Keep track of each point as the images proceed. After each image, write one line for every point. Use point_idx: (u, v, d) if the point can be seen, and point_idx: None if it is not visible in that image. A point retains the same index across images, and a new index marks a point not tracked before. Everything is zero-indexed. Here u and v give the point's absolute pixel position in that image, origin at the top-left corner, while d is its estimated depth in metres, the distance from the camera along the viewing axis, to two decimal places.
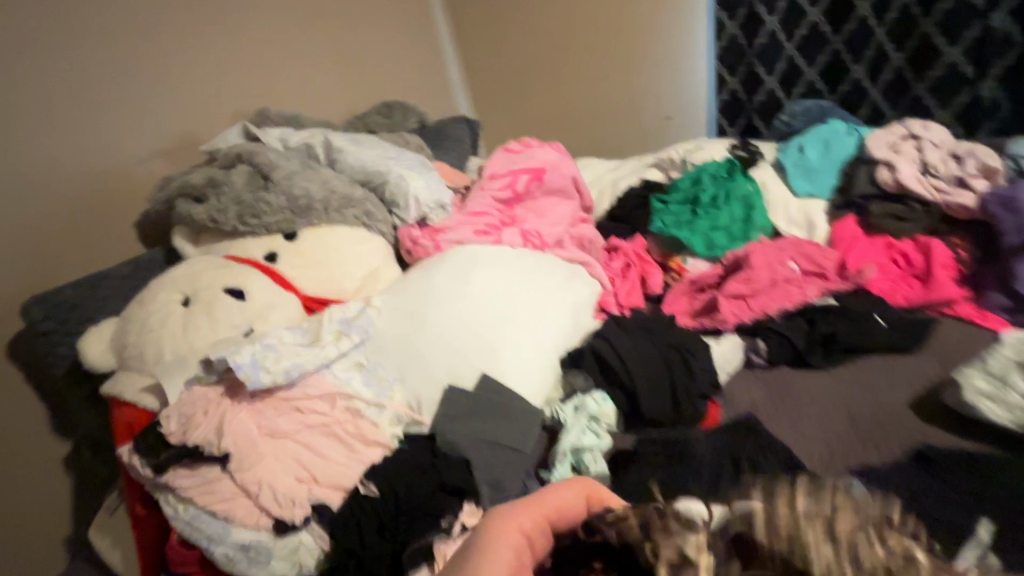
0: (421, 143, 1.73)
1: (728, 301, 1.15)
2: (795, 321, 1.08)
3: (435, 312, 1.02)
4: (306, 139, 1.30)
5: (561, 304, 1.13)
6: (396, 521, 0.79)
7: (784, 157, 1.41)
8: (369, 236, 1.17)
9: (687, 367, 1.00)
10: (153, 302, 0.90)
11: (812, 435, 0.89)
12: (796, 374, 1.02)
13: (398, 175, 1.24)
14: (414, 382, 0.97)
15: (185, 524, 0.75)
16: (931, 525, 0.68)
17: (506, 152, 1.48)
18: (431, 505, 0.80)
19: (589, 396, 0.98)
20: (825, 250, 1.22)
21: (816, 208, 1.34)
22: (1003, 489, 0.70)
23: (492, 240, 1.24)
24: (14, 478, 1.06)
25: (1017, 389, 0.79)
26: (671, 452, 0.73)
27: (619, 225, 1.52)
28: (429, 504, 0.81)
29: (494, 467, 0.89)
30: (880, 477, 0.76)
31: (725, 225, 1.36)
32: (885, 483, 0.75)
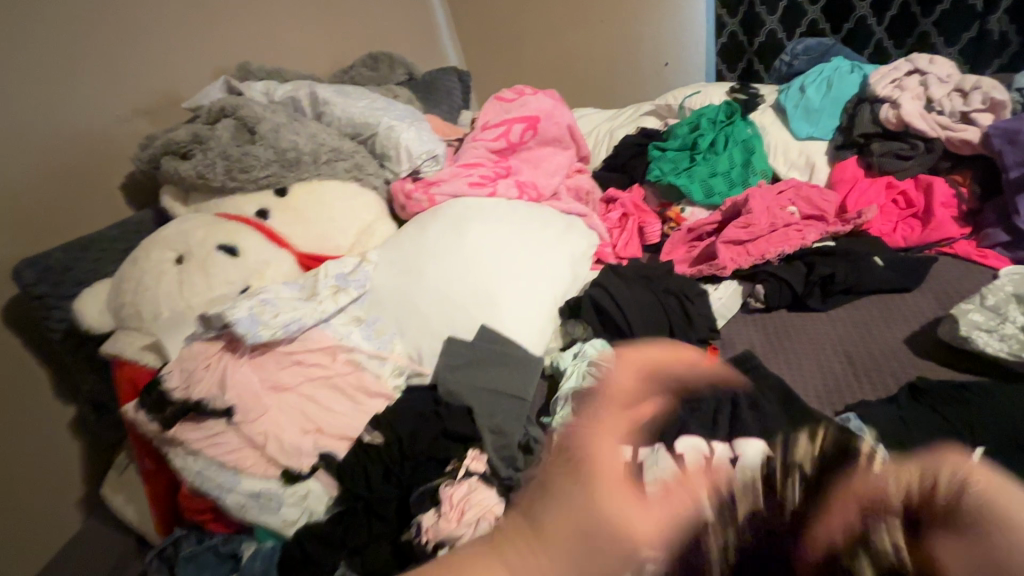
0: (410, 95, 1.68)
1: (727, 247, 1.14)
2: (794, 265, 1.08)
3: (432, 265, 1.02)
4: (291, 92, 1.25)
5: (558, 255, 1.12)
6: (401, 467, 0.81)
7: (785, 99, 1.37)
8: (361, 190, 1.15)
9: (683, 312, 1.01)
10: (145, 261, 0.89)
11: (807, 374, 0.91)
12: (793, 317, 1.04)
13: (388, 126, 1.21)
14: (413, 335, 0.98)
15: (195, 474, 0.76)
16: None
17: (498, 101, 1.43)
18: (434, 450, 0.83)
19: (588, 344, 1.00)
20: (824, 193, 1.20)
21: (817, 150, 1.31)
22: (996, 414, 0.70)
23: (488, 192, 1.21)
24: (25, 442, 1.06)
25: (1013, 322, 0.81)
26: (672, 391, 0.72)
27: (615, 175, 1.48)
28: (433, 449, 0.83)
29: (496, 414, 0.90)
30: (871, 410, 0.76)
31: (724, 170, 1.34)
32: (881, 412, 0.75)
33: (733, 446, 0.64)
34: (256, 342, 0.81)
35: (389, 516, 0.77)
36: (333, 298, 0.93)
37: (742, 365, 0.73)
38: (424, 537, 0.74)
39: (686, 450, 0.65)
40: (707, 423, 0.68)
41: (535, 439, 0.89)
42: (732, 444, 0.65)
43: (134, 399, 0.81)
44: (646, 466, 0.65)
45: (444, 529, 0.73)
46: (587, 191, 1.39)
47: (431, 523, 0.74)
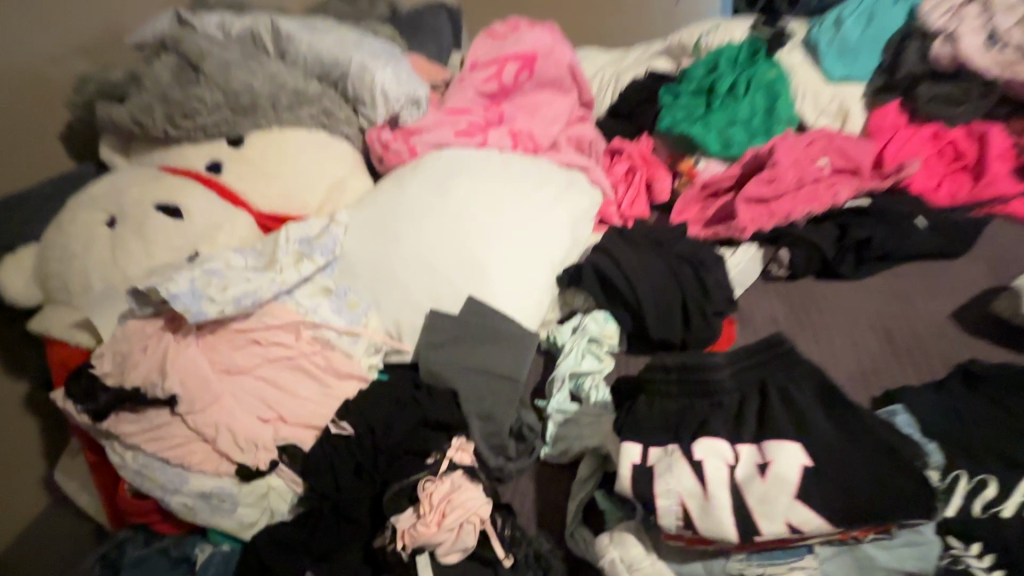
0: (393, 34, 1.49)
1: (747, 206, 1.00)
2: (823, 228, 0.95)
3: (411, 228, 0.89)
4: (249, 24, 1.07)
5: (556, 216, 0.98)
6: (375, 462, 0.72)
7: (818, 34, 1.20)
8: (331, 140, 1.00)
9: (698, 282, 0.89)
10: (71, 224, 0.76)
11: (839, 353, 0.80)
12: (821, 286, 0.92)
13: (361, 65, 1.04)
14: (391, 307, 0.86)
15: (135, 473, 0.66)
16: (984, 452, 0.59)
17: (489, 37, 1.26)
18: (414, 443, 0.73)
19: (590, 317, 0.88)
20: (860, 142, 1.06)
21: (851, 95, 1.15)
22: None
23: (477, 142, 1.07)
24: None
25: None
26: (688, 381, 0.61)
27: (621, 124, 1.33)
28: (411, 441, 0.73)
29: (484, 398, 0.80)
30: (916, 402, 0.64)
31: (744, 118, 1.19)
32: (932, 402, 0.64)
33: (762, 449, 0.54)
34: (201, 320, 0.69)
35: (363, 517, 0.68)
36: (295, 267, 0.81)
37: (770, 350, 0.62)
38: (397, 541, 0.65)
39: (707, 455, 0.54)
40: (730, 419, 0.57)
41: (528, 425, 0.78)
42: (761, 445, 0.54)
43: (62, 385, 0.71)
44: (658, 474, 0.54)
45: (422, 534, 0.63)
46: (589, 141, 1.23)
47: (408, 525, 0.65)
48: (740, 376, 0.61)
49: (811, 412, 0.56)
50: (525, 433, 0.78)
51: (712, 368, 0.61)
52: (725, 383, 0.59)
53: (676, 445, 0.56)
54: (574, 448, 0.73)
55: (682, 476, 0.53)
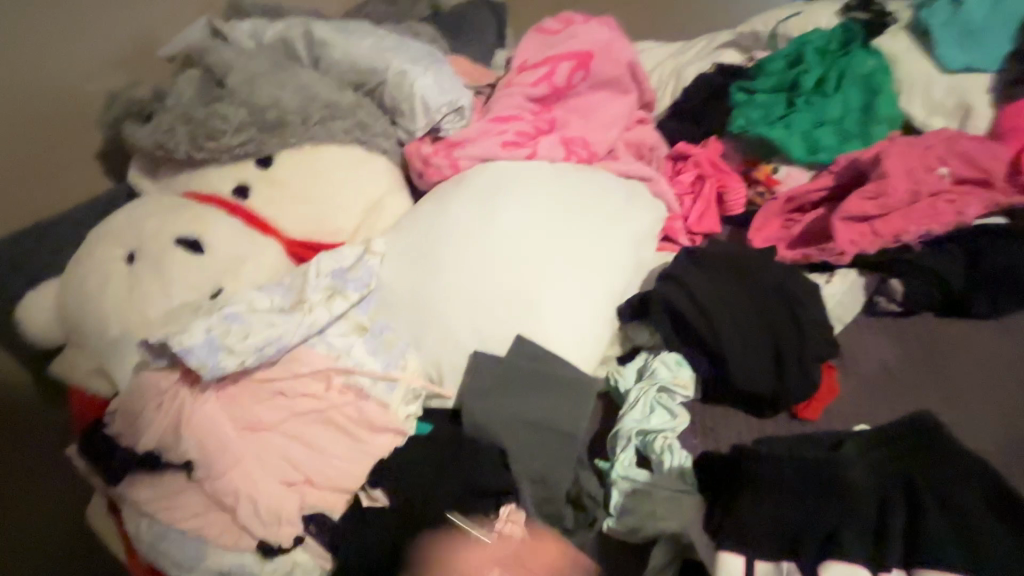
0: (434, 33, 1.40)
1: (846, 225, 0.84)
2: (949, 253, 0.78)
3: (455, 256, 0.78)
4: (282, 32, 1.00)
5: (617, 239, 0.86)
6: (412, 536, 0.62)
7: (931, 14, 1.01)
8: (368, 156, 0.91)
9: (793, 319, 0.74)
10: (91, 261, 0.70)
11: (975, 419, 0.66)
12: (944, 325, 0.76)
13: (399, 71, 0.95)
14: (431, 347, 0.76)
15: (149, 545, 0.61)
16: None
17: (539, 33, 1.13)
18: (456, 515, 0.63)
19: (658, 359, 0.76)
20: (992, 146, 0.87)
21: (975, 88, 0.96)
22: None
23: (526, 154, 0.95)
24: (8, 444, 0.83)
25: None
26: (817, 475, 0.48)
27: (686, 125, 1.17)
28: (454, 513, 0.63)
29: (534, 459, 0.69)
30: None
31: (834, 118, 1.02)
32: None
33: None
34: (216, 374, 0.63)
35: None
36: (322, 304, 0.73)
37: (907, 438, 0.50)
38: None
39: None
40: (870, 533, 0.45)
41: (587, 492, 0.68)
42: (914, 574, 0.43)
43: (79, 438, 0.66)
44: None
45: None
46: (650, 146, 1.10)
47: None
48: (882, 476, 0.48)
49: (981, 523, 0.44)
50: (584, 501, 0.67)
51: (844, 463, 0.49)
52: (864, 484, 0.47)
53: (794, 564, 0.45)
54: (646, 527, 0.61)
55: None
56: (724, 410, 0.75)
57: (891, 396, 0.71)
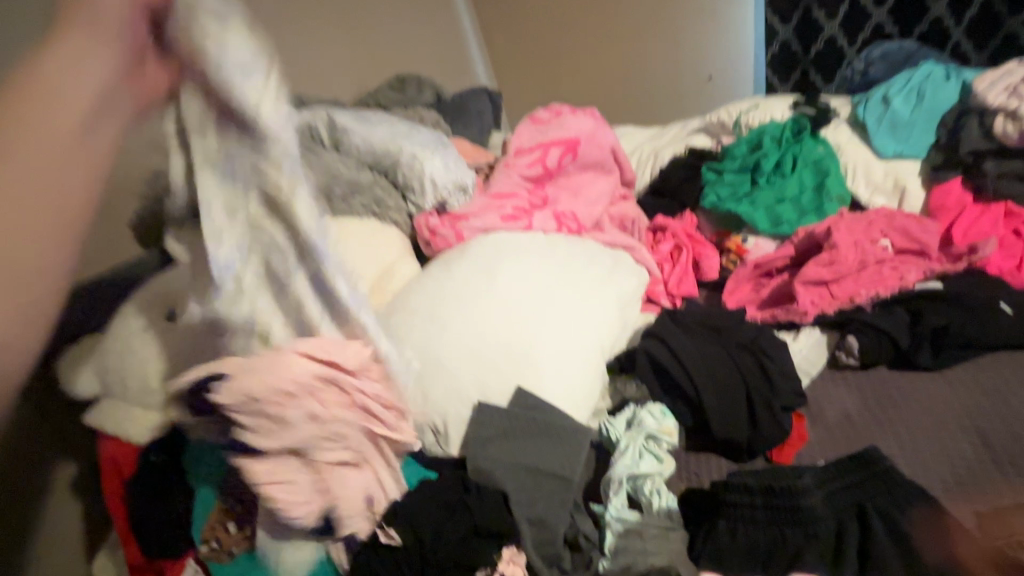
0: (438, 118, 1.58)
1: (805, 289, 0.96)
2: (894, 313, 0.89)
3: (459, 316, 0.87)
4: (308, 120, 1.14)
5: (605, 301, 0.96)
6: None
7: (865, 111, 1.19)
8: (382, 228, 1.03)
9: (763, 372, 0.83)
10: (136, 320, 0.78)
11: (929, 461, 0.73)
12: (896, 378, 0.85)
13: (411, 155, 1.09)
14: (439, 398, 0.83)
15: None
16: None
17: (533, 122, 1.30)
18: (461, 556, 0.68)
19: (645, 410, 0.83)
20: (925, 221, 1.01)
21: (907, 172, 1.12)
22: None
23: (522, 226, 1.07)
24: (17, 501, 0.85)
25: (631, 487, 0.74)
26: (774, 501, 0.56)
27: (663, 201, 1.32)
28: (460, 555, 0.68)
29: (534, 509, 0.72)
30: None
31: (792, 196, 1.17)
32: None
33: None
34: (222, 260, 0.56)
35: None
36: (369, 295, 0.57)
37: (849, 473, 0.58)
38: None
39: None
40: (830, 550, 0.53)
41: (584, 533, 0.74)
42: None
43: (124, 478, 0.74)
44: None
45: None
46: (633, 220, 1.23)
47: None
48: (834, 504, 0.57)
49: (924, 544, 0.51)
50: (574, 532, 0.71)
51: (803, 492, 0.56)
52: (821, 509, 0.55)
53: None
54: (638, 565, 0.67)
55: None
56: (707, 457, 0.82)
57: (853, 443, 0.79)
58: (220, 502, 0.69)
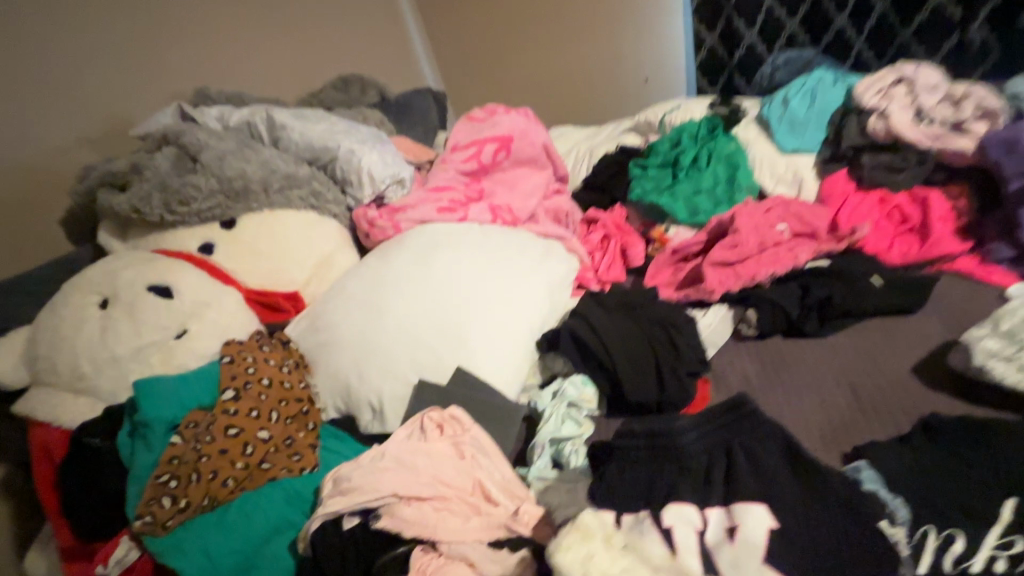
0: (381, 117, 1.63)
1: (714, 269, 1.06)
2: (788, 288, 1.00)
3: (395, 300, 0.94)
4: (245, 116, 1.16)
5: (533, 285, 1.03)
6: (371, 543, 0.71)
7: (769, 110, 1.32)
8: (321, 219, 1.07)
9: (670, 343, 0.92)
10: (64, 307, 0.79)
11: (809, 409, 0.83)
12: (789, 345, 0.96)
13: (348, 149, 1.13)
14: (373, 378, 0.88)
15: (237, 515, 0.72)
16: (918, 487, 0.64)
17: (469, 121, 1.36)
18: (414, 520, 0.70)
19: (569, 381, 0.91)
20: (815, 208, 1.13)
21: (804, 164, 1.25)
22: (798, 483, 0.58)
23: (458, 217, 1.14)
24: None
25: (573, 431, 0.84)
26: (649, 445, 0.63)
27: (596, 194, 1.42)
28: (404, 520, 0.71)
29: (478, 469, 0.79)
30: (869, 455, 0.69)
31: (707, 188, 1.28)
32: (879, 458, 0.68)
33: (731, 514, 0.55)
34: None
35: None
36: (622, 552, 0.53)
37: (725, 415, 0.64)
38: None
39: (676, 522, 0.55)
40: (700, 482, 0.60)
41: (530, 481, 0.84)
42: (729, 508, 0.56)
43: (62, 459, 0.75)
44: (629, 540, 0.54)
45: None
46: (566, 211, 1.31)
47: None
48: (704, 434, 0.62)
49: (774, 469, 0.60)
50: (516, 493, 0.77)
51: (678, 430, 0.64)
52: (692, 446, 0.63)
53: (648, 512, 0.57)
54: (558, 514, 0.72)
55: (653, 545, 0.54)
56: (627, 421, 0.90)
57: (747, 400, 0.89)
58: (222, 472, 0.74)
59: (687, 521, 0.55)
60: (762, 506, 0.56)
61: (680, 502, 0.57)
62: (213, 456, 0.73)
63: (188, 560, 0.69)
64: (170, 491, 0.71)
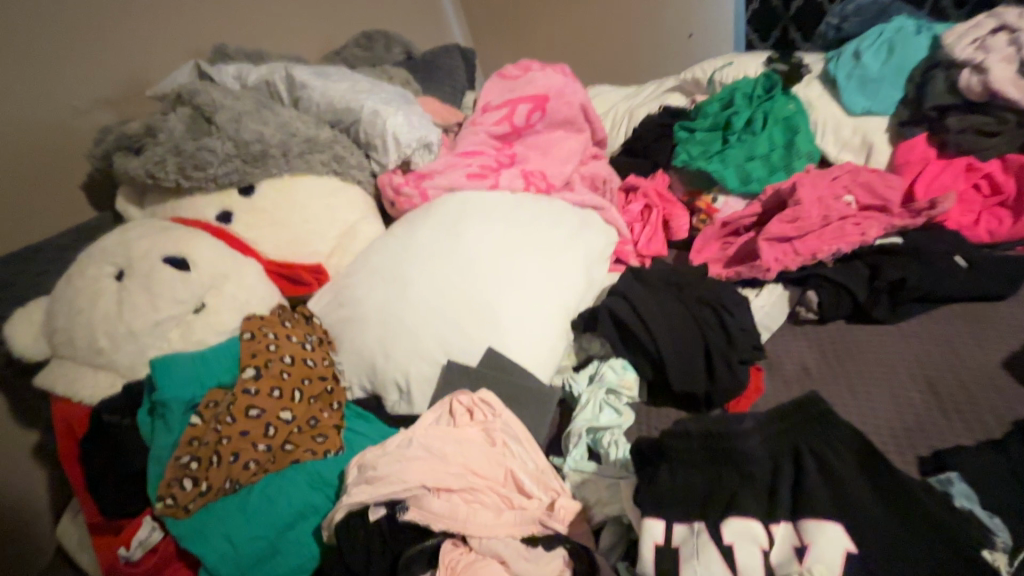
0: (407, 77, 1.53)
1: (770, 245, 0.95)
2: (854, 268, 0.90)
3: (421, 275, 0.87)
4: (263, 75, 1.09)
5: (570, 260, 0.96)
6: (398, 534, 0.67)
7: (837, 67, 1.18)
8: (343, 186, 1.01)
9: (722, 326, 0.84)
10: (79, 278, 0.76)
11: (879, 403, 0.74)
12: (854, 331, 0.87)
13: (372, 110, 1.05)
14: (400, 357, 0.83)
15: (264, 502, 0.70)
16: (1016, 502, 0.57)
17: (501, 79, 1.26)
18: (444, 513, 0.66)
19: (607, 365, 0.85)
20: (888, 176, 1.01)
21: (876, 128, 1.11)
22: (880, 502, 0.50)
23: (488, 184, 1.06)
24: None
25: (609, 424, 0.78)
26: (710, 447, 0.56)
27: (636, 160, 1.31)
28: (433, 513, 0.66)
29: (509, 457, 0.75)
30: (956, 462, 0.61)
31: (761, 154, 1.16)
32: (969, 466, 0.60)
33: (800, 531, 0.49)
34: None
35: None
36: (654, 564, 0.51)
37: (797, 420, 0.55)
38: None
39: (737, 538, 0.50)
40: (765, 496, 0.52)
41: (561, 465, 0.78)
42: (799, 525, 0.49)
43: (82, 438, 0.73)
44: (684, 557, 0.50)
45: None
46: (604, 179, 1.22)
47: None
48: (769, 439, 0.55)
49: (854, 484, 0.51)
50: (551, 485, 0.73)
51: (739, 433, 0.55)
52: (756, 449, 0.55)
53: (703, 524, 0.51)
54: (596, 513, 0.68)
55: (711, 566, 0.49)
56: (669, 410, 0.83)
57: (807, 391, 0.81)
58: (245, 457, 0.70)
59: (750, 538, 0.50)
60: (837, 525, 0.48)
61: (743, 516, 0.51)
62: (230, 440, 0.69)
63: (210, 547, 0.67)
64: (191, 473, 0.68)
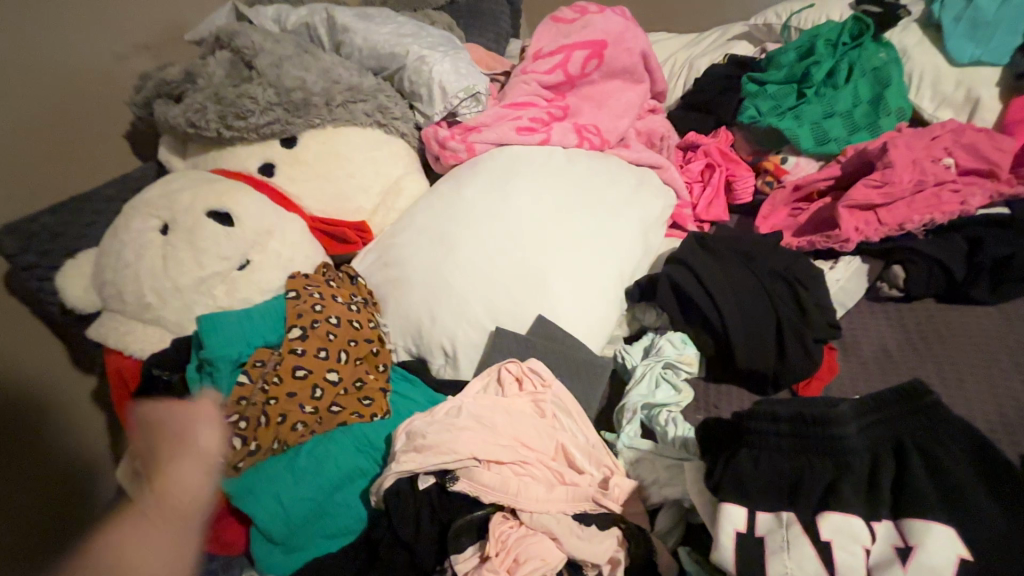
0: (451, 22, 1.43)
1: (853, 212, 0.86)
2: (950, 242, 0.81)
3: (469, 235, 0.83)
4: (303, 17, 1.02)
5: (627, 224, 0.89)
6: (448, 501, 0.66)
7: (943, 9, 1.03)
8: (386, 139, 0.95)
9: (796, 303, 0.77)
10: (126, 231, 0.74)
11: (973, 393, 0.68)
12: (945, 312, 0.79)
13: (417, 57, 0.97)
14: (446, 321, 0.79)
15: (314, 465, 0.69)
16: None
17: (555, 23, 1.15)
18: (495, 485, 0.64)
19: (666, 339, 0.79)
20: (998, 137, 0.89)
21: (984, 81, 0.99)
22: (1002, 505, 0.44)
23: (540, 139, 0.98)
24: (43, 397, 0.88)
25: (666, 403, 0.73)
26: (810, 438, 0.50)
27: (698, 115, 1.20)
28: (482, 486, 0.64)
29: (560, 432, 0.71)
30: None
31: (843, 110, 1.04)
32: None
33: (903, 531, 0.45)
34: None
35: (424, 546, 0.64)
36: (735, 556, 0.48)
37: (904, 412, 0.49)
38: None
39: (836, 535, 0.46)
40: (863, 488, 0.47)
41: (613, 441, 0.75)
42: (901, 525, 0.45)
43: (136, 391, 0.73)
44: (771, 550, 0.47)
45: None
46: (662, 135, 1.13)
47: (471, 569, 0.61)
48: (872, 434, 0.49)
49: (970, 488, 0.45)
50: (603, 462, 0.70)
51: (839, 420, 0.49)
52: (855, 441, 0.48)
53: (792, 515, 0.47)
54: (653, 495, 0.65)
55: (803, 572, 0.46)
56: (730, 387, 0.78)
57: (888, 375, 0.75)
58: (293, 417, 0.69)
59: (851, 535, 0.46)
60: (946, 527, 0.43)
61: (844, 512, 0.46)
62: (278, 401, 0.68)
63: (261, 505, 0.67)
64: (239, 432, 0.68)
